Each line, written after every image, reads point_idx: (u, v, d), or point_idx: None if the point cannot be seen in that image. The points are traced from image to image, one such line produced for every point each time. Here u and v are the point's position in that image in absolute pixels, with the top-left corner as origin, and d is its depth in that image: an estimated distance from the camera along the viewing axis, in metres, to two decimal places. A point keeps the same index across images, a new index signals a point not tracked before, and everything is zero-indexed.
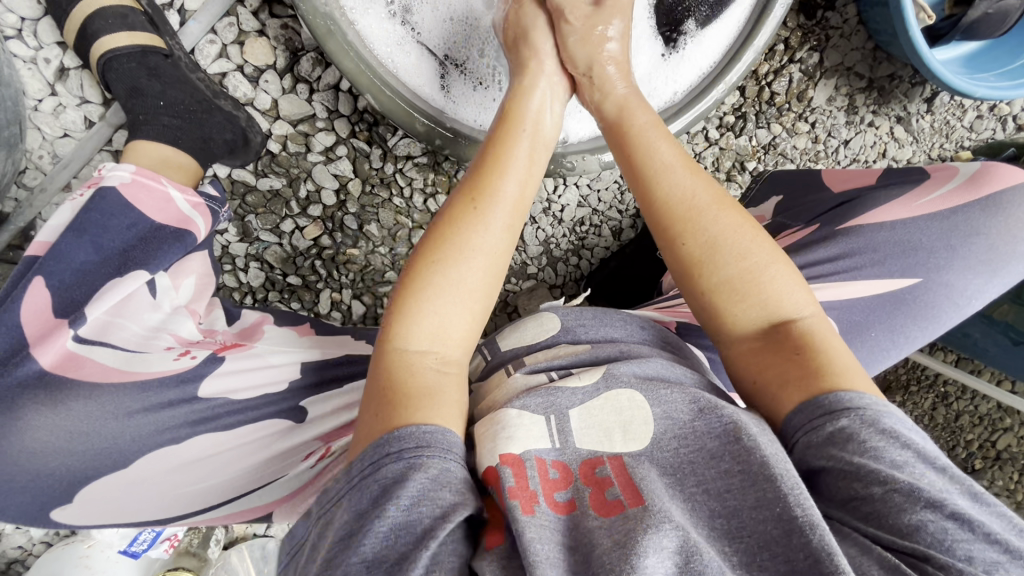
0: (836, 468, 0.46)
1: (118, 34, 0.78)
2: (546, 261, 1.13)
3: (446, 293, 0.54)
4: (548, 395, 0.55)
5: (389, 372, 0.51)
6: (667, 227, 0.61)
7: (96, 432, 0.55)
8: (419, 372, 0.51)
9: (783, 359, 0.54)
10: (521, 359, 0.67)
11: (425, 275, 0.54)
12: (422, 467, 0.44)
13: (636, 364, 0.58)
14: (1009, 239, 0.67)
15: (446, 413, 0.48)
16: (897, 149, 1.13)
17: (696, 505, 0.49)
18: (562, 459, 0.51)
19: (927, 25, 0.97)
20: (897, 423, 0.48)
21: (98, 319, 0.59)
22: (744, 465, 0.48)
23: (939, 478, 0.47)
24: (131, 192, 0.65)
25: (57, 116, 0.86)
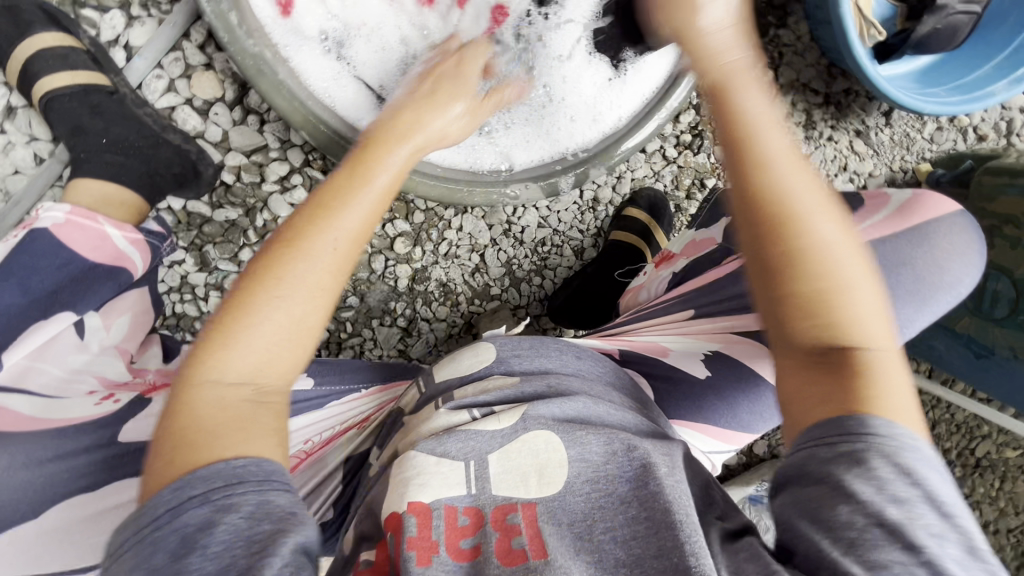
0: (828, 484, 0.45)
1: (61, 74, 0.79)
2: (508, 282, 1.13)
3: (266, 314, 0.47)
4: (468, 438, 0.56)
5: (187, 405, 0.45)
6: (777, 223, 0.53)
7: (4, 483, 0.52)
8: (223, 408, 0.45)
9: (839, 381, 0.50)
10: (452, 393, 0.66)
11: (245, 295, 0.48)
12: (235, 507, 0.40)
13: (556, 407, 0.59)
14: (937, 270, 0.65)
15: (266, 448, 0.45)
16: (858, 163, 1.13)
17: (603, 555, 0.49)
18: (475, 505, 0.52)
19: (879, 41, 0.98)
20: (913, 460, 0.46)
21: (17, 364, 0.59)
22: (649, 512, 0.50)
23: (939, 523, 0.44)
24: (64, 232, 0.65)
25: (6, 154, 0.87)
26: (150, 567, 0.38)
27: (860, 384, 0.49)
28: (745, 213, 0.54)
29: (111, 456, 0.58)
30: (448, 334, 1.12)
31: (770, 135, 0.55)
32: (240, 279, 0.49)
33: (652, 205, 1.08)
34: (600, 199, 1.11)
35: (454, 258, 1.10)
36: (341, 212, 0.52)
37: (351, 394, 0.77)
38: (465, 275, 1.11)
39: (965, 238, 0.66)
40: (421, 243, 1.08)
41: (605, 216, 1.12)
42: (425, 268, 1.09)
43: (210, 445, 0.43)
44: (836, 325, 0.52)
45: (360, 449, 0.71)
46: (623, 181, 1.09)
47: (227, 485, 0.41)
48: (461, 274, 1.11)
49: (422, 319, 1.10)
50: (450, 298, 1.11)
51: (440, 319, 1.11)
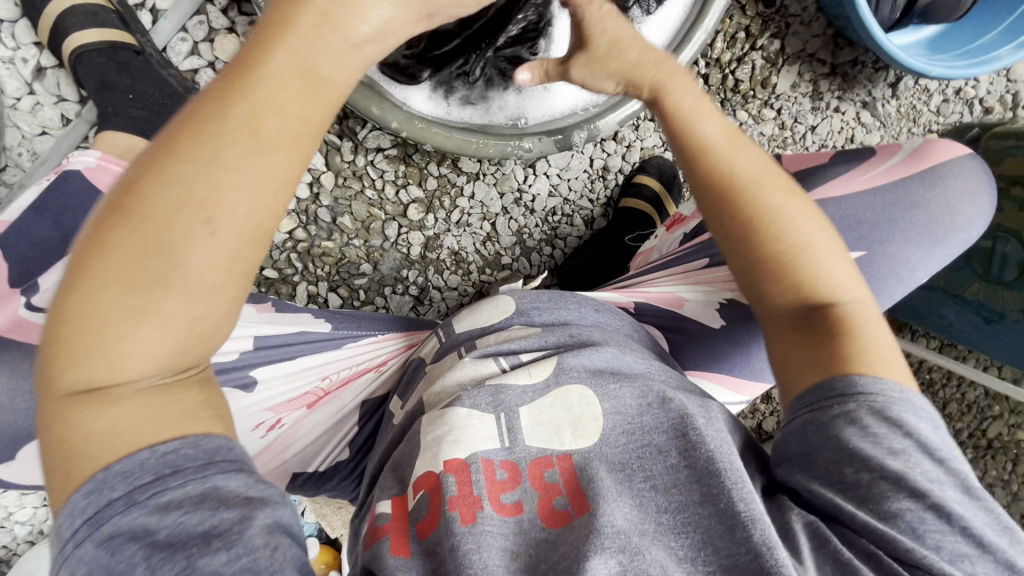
0: (833, 446, 0.50)
1: (88, 30, 0.81)
2: (519, 251, 1.15)
3: (160, 293, 0.35)
4: (497, 393, 0.58)
5: (72, 417, 0.35)
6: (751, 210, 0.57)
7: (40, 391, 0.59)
8: (117, 406, 0.36)
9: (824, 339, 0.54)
10: (474, 342, 0.69)
11: (106, 278, 0.35)
12: (173, 503, 0.34)
13: (588, 356, 0.61)
14: (949, 211, 0.65)
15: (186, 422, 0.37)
16: (864, 134, 1.15)
17: (643, 500, 0.52)
18: (510, 459, 0.53)
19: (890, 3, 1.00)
20: (907, 415, 0.50)
21: (49, 287, 0.61)
22: (689, 461, 0.52)
23: (935, 468, 0.49)
24: (96, 176, 0.66)
25: (35, 115, 0.89)
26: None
27: (842, 343, 0.54)
28: (698, 190, 0.58)
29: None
30: (460, 304, 1.14)
31: (702, 122, 0.59)
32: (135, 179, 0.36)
33: (660, 174, 1.12)
34: (609, 168, 1.12)
35: (466, 226, 1.11)
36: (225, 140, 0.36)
37: (371, 337, 0.79)
38: (477, 244, 1.13)
39: (973, 179, 0.66)
40: (433, 211, 1.09)
41: (613, 185, 1.14)
42: (437, 237, 1.11)
43: (109, 445, 0.35)
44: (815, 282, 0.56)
45: (376, 395, 0.76)
46: (632, 150, 1.12)
47: (161, 478, 0.34)
48: (472, 243, 1.12)
49: (433, 288, 1.12)
50: (462, 267, 1.13)
51: (452, 288, 1.13)
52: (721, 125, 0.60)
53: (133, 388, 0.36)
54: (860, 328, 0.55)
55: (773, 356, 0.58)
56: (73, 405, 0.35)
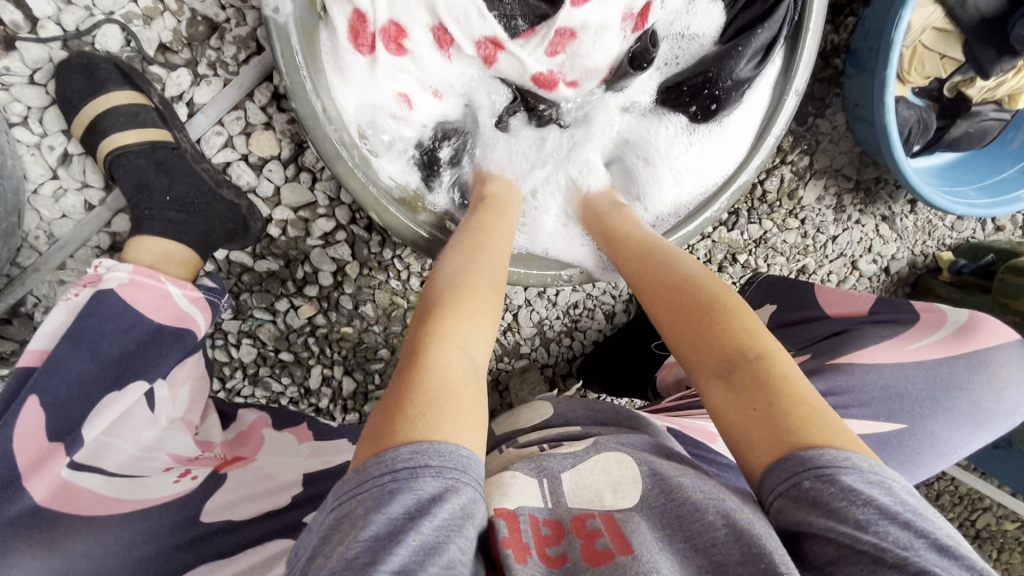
0: (814, 535, 0.44)
1: (128, 131, 0.79)
2: (539, 342, 1.14)
3: (473, 323, 0.57)
4: (540, 461, 0.61)
5: (412, 385, 0.49)
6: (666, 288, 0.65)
7: (95, 571, 0.51)
8: (448, 377, 0.50)
9: (759, 397, 0.52)
10: (516, 440, 0.70)
11: (451, 310, 0.57)
12: (448, 497, 0.42)
13: (623, 437, 0.64)
14: (993, 396, 0.67)
15: (462, 434, 0.46)
16: (881, 246, 1.17)
17: (687, 560, 0.49)
18: (553, 517, 0.54)
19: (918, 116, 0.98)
20: (856, 482, 0.44)
21: (93, 440, 0.58)
22: (729, 519, 0.49)
23: (910, 536, 0.42)
24: (131, 293, 0.65)
25: (56, 200, 0.86)
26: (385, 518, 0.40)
27: (778, 396, 0.51)
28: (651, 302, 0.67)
29: (194, 537, 0.57)
30: None
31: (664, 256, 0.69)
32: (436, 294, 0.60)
33: None
34: None
35: None
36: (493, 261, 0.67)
37: None
38: (497, 333, 1.12)
39: (1015, 368, 0.69)
40: None
41: None
42: None
43: (449, 415, 0.47)
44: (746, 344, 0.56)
45: None
46: None
47: (451, 465, 0.43)
48: None
49: None
50: None
51: None
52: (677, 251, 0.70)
53: (461, 370, 0.52)
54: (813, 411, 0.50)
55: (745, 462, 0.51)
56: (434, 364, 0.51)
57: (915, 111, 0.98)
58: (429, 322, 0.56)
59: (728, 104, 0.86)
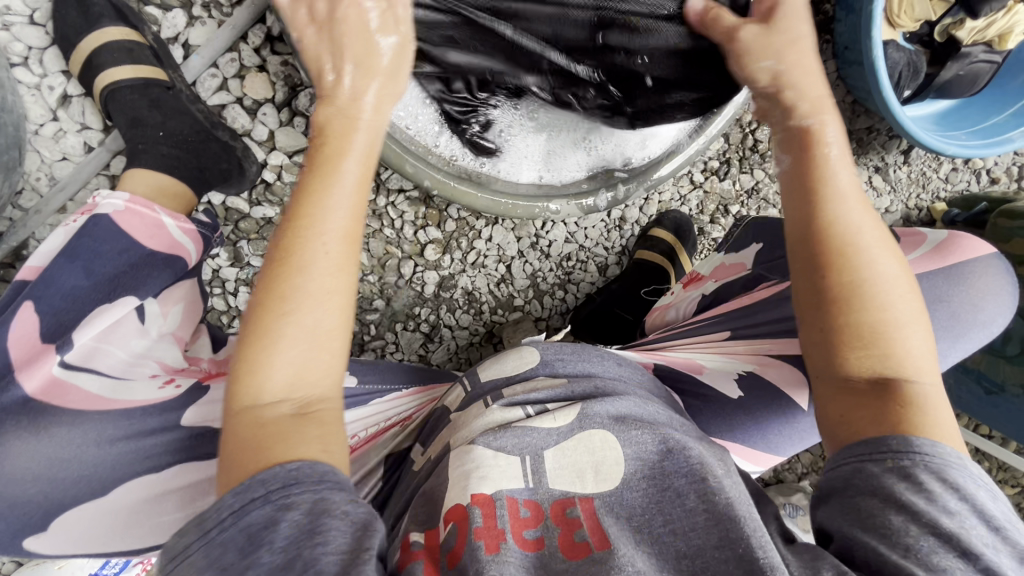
0: (880, 496, 0.48)
1: (124, 66, 0.81)
2: (532, 294, 1.15)
3: (290, 330, 0.48)
4: (523, 434, 0.59)
5: (239, 431, 0.46)
6: (827, 251, 0.57)
7: (78, 458, 0.55)
8: (266, 423, 0.46)
9: (879, 406, 0.52)
10: (500, 392, 0.69)
11: (264, 322, 0.48)
12: (294, 506, 0.41)
13: (611, 404, 0.62)
14: (971, 309, 0.68)
15: (326, 440, 0.46)
16: (875, 198, 1.17)
17: (662, 547, 0.52)
18: (533, 498, 0.56)
19: (907, 58, 0.98)
20: (959, 477, 0.48)
21: (84, 345, 0.59)
22: (708, 505, 0.53)
23: (984, 533, 0.46)
24: (124, 219, 0.67)
25: (57, 141, 0.88)
26: (221, 565, 0.40)
27: (906, 412, 0.51)
28: (808, 235, 0.58)
29: (175, 438, 0.59)
30: (470, 342, 1.15)
31: (835, 170, 0.59)
32: (254, 295, 0.49)
33: (677, 227, 1.12)
34: (626, 219, 1.14)
35: (482, 268, 1.12)
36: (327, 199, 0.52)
37: (393, 393, 0.84)
38: (491, 285, 1.13)
39: (995, 279, 0.69)
40: (450, 250, 1.09)
41: (630, 234, 1.16)
42: (452, 276, 1.11)
43: (274, 452, 0.44)
44: (887, 357, 0.53)
45: (399, 445, 0.77)
46: (650, 203, 1.13)
47: (283, 486, 0.42)
48: (486, 284, 1.13)
49: (445, 326, 1.12)
50: (474, 306, 1.13)
51: (463, 327, 1.14)
52: (855, 189, 0.59)
53: (276, 401, 0.47)
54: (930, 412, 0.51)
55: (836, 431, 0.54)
56: (251, 409, 0.46)
57: (904, 53, 0.98)
58: (256, 328, 0.48)
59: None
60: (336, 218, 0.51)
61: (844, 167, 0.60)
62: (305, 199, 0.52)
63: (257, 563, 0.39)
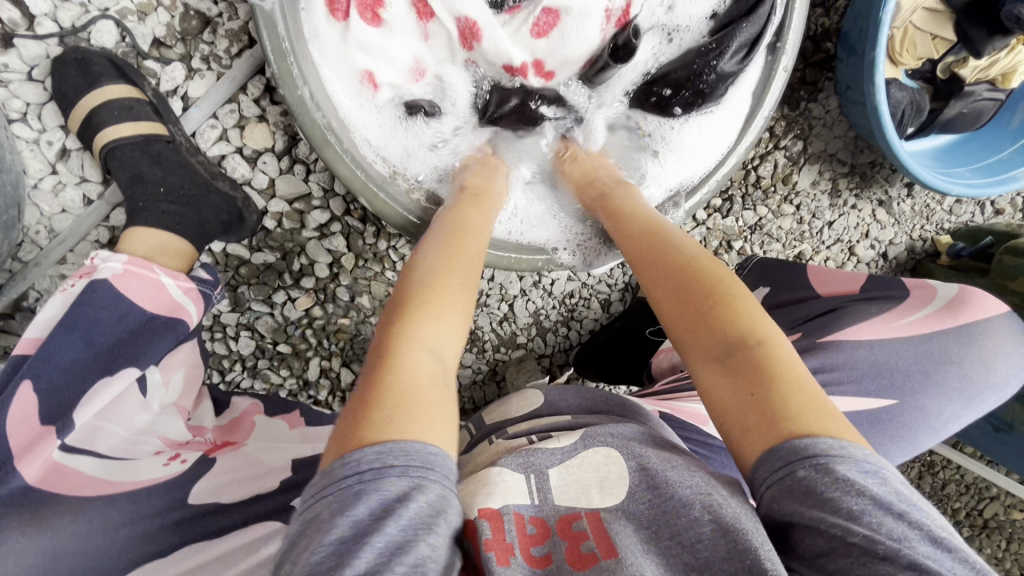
0: (801, 524, 0.45)
1: (124, 124, 0.81)
2: (535, 332, 1.14)
3: (445, 320, 0.57)
4: (528, 454, 0.60)
5: (385, 379, 0.51)
6: (656, 262, 0.66)
7: (83, 550, 0.52)
8: (410, 383, 0.51)
9: (750, 389, 0.52)
10: (506, 429, 0.70)
11: (430, 297, 0.58)
12: (420, 491, 0.44)
13: (612, 430, 0.63)
14: (982, 369, 0.67)
15: (444, 430, 0.49)
16: (878, 231, 1.17)
17: (671, 558, 0.50)
18: (539, 515, 0.54)
19: (910, 99, 0.98)
20: (852, 472, 0.45)
21: (85, 424, 0.59)
22: (714, 516, 0.50)
23: (900, 527, 0.43)
24: (124, 284, 0.66)
25: (56, 195, 0.88)
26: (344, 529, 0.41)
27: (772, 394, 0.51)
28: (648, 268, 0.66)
29: (182, 517, 0.58)
30: (473, 380, 1.14)
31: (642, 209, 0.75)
32: (423, 277, 0.61)
33: None
34: None
35: (484, 307, 1.11)
36: (480, 256, 0.68)
37: None
38: (493, 323, 1.12)
39: (1009, 341, 0.68)
40: None
41: (632, 270, 1.15)
42: None
43: (419, 416, 0.48)
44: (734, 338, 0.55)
45: None
46: None
47: (420, 466, 0.45)
48: (489, 322, 1.12)
49: None
50: (477, 345, 1.12)
51: (465, 366, 1.13)
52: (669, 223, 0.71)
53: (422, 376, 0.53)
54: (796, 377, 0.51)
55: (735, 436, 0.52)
56: (405, 361, 0.52)
57: (907, 92, 0.98)
58: (413, 304, 0.57)
59: (715, 96, 0.86)
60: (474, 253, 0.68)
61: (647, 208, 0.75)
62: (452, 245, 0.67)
63: (376, 540, 0.41)
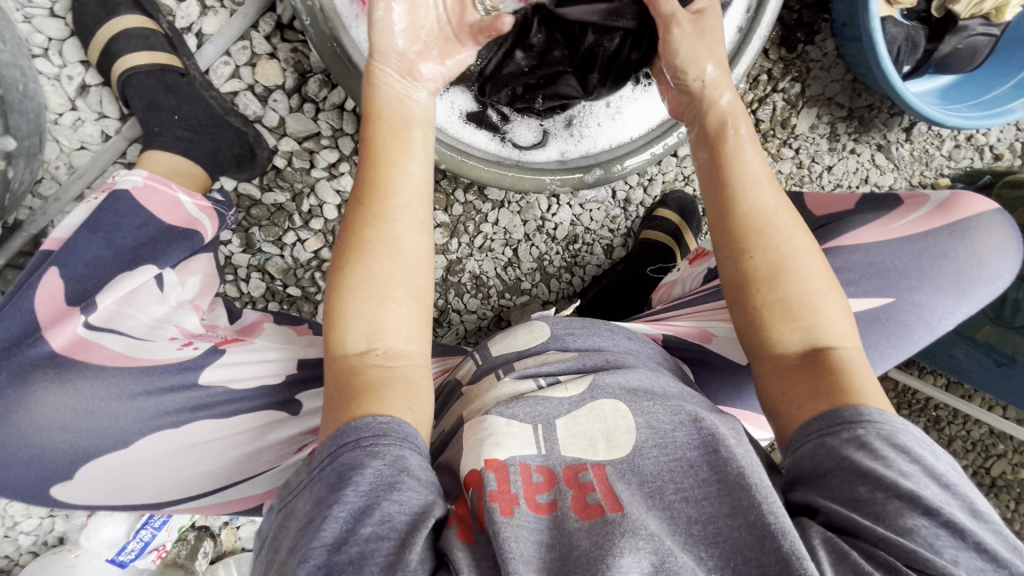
0: (847, 470, 0.50)
1: (139, 53, 0.84)
2: (539, 277, 1.16)
3: (375, 288, 0.56)
4: (535, 404, 0.61)
5: (342, 378, 0.54)
6: (743, 239, 0.63)
7: (102, 411, 0.58)
8: (361, 373, 0.54)
9: (814, 375, 0.58)
10: (511, 365, 0.71)
11: (351, 277, 0.56)
12: (380, 455, 0.47)
13: (622, 377, 0.63)
14: (976, 264, 0.70)
15: (402, 399, 0.52)
16: (879, 175, 1.18)
17: (675, 512, 0.53)
18: (546, 465, 0.56)
19: (906, 36, 1.00)
20: (908, 440, 0.51)
21: (107, 308, 0.61)
22: (719, 475, 0.54)
23: (942, 492, 0.49)
24: (143, 195, 0.69)
25: (75, 130, 0.91)
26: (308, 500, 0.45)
27: (834, 375, 0.57)
28: (719, 226, 0.65)
29: (194, 397, 0.61)
30: (479, 326, 1.15)
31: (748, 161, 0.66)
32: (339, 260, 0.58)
33: (681, 207, 1.14)
34: (631, 200, 1.16)
35: (489, 251, 1.13)
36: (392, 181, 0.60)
37: None
38: (499, 268, 1.14)
39: (1000, 235, 0.71)
40: (458, 235, 1.11)
41: (635, 216, 1.17)
42: (460, 260, 1.12)
43: (367, 399, 0.51)
44: (813, 326, 0.60)
45: None
46: (654, 184, 1.16)
47: (374, 435, 0.48)
48: (493, 267, 1.14)
49: (453, 311, 1.13)
50: (482, 290, 1.14)
51: (471, 311, 1.14)
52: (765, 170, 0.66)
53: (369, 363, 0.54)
54: (854, 371, 0.57)
55: (769, 400, 0.60)
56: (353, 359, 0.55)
57: (902, 29, 0.99)
58: (338, 296, 0.57)
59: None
60: (407, 184, 0.61)
61: (755, 156, 0.67)
62: (377, 185, 0.60)
63: (342, 501, 0.44)
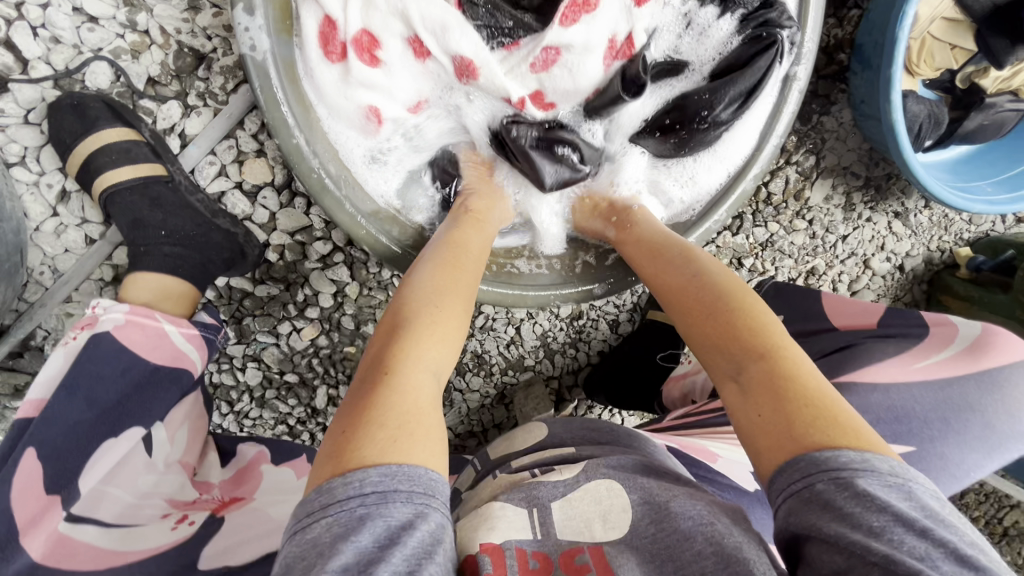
0: (818, 539, 0.45)
1: (122, 168, 0.81)
2: (543, 353, 1.13)
3: (440, 339, 0.60)
4: (531, 490, 0.60)
5: (373, 399, 0.52)
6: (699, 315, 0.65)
7: None
8: (400, 403, 0.52)
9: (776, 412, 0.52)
10: (510, 464, 0.69)
11: (425, 321, 0.60)
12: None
13: (616, 459, 0.62)
14: (1005, 417, 0.70)
15: (428, 446, 0.50)
16: (895, 243, 1.13)
17: None
18: (541, 550, 0.53)
19: (930, 113, 0.94)
20: (873, 484, 0.45)
21: (89, 491, 0.62)
22: (716, 546, 0.49)
23: (922, 544, 0.43)
24: (124, 335, 0.67)
25: (58, 236, 0.87)
26: None
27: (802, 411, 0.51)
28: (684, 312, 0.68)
29: None
30: (481, 404, 1.13)
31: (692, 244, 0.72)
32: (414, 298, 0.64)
33: None
34: None
35: (490, 331, 1.09)
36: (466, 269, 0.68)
37: None
38: (500, 347, 1.10)
39: None
40: None
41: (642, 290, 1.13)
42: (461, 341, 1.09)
43: (393, 446, 0.48)
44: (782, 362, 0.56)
45: None
46: None
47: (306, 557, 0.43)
48: (495, 346, 1.10)
49: (456, 390, 1.11)
50: (484, 368, 1.11)
51: (473, 390, 1.12)
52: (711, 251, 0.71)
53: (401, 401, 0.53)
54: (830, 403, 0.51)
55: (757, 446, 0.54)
56: (395, 387, 0.54)
57: (924, 105, 0.94)
58: (407, 330, 0.59)
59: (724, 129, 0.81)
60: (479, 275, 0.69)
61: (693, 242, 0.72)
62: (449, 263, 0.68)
63: None
